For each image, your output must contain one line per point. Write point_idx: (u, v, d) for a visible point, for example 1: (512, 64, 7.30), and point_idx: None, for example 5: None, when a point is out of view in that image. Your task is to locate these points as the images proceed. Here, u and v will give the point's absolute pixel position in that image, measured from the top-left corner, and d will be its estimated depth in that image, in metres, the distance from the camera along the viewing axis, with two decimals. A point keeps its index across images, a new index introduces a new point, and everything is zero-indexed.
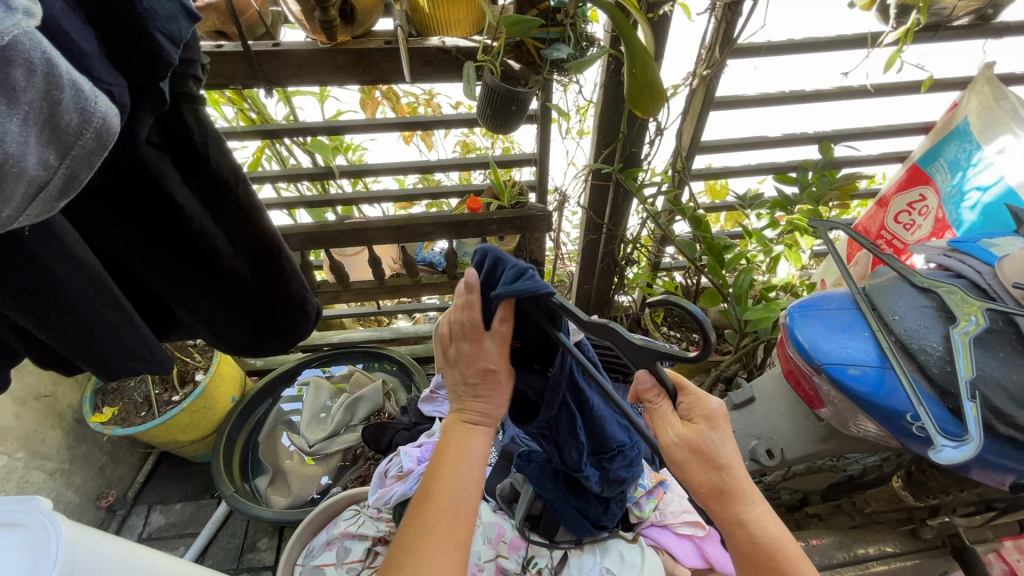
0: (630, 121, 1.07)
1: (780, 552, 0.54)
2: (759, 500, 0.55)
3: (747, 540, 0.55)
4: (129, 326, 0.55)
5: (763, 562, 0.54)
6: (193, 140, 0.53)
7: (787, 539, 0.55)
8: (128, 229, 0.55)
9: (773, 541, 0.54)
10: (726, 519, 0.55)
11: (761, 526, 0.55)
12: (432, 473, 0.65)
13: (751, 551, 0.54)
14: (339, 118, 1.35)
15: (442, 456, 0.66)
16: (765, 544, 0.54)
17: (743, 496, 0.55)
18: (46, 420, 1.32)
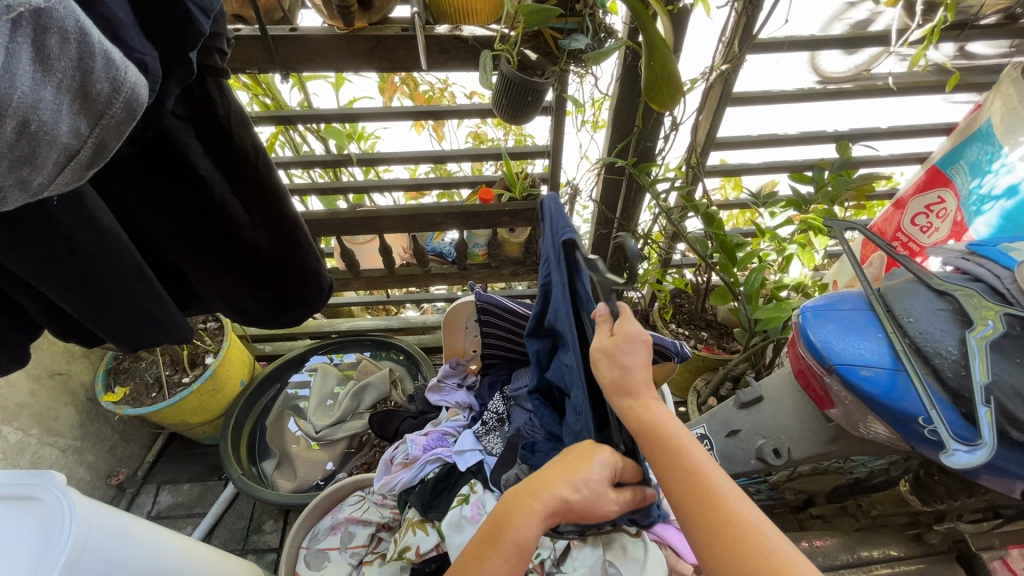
0: (645, 114, 1.05)
1: (666, 433, 0.54)
2: (649, 396, 0.57)
3: (635, 427, 0.55)
4: (150, 296, 0.56)
5: (657, 447, 0.54)
6: (215, 114, 0.53)
7: (673, 423, 0.55)
8: (150, 200, 0.55)
9: (656, 420, 0.54)
10: (624, 415, 0.56)
11: (647, 413, 0.55)
12: (480, 548, 0.57)
13: (639, 438, 0.55)
14: (354, 105, 1.35)
15: (491, 534, 0.58)
16: (654, 426, 0.54)
17: (635, 392, 0.57)
18: (60, 398, 1.35)
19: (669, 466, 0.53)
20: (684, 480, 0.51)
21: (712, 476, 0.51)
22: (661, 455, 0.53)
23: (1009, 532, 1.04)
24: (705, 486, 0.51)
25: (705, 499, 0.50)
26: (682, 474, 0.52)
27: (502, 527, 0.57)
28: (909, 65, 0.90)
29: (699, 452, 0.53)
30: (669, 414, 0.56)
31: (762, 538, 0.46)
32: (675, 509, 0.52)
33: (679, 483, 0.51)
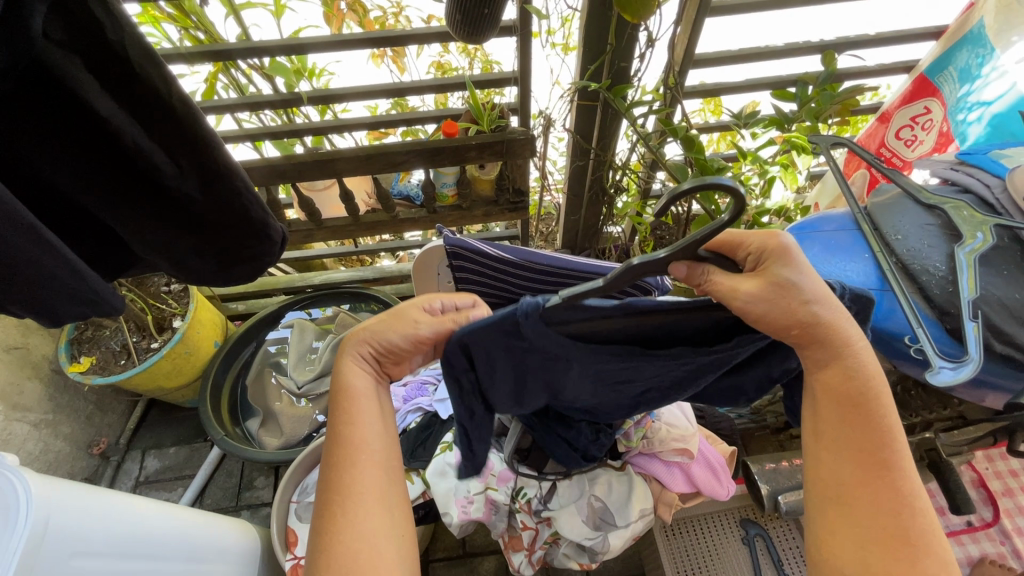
0: (618, 30, 0.96)
1: (873, 399, 0.47)
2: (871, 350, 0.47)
3: (840, 380, 0.46)
4: (64, 261, 0.48)
5: (849, 411, 0.47)
6: (107, 40, 0.45)
7: (882, 383, 0.47)
8: (51, 148, 0.48)
9: (872, 378, 0.47)
10: (821, 355, 0.46)
11: (856, 365, 0.46)
12: (338, 407, 0.53)
13: (840, 391, 0.47)
14: (299, 36, 1.21)
15: (343, 390, 0.53)
16: (864, 387, 0.47)
17: (853, 339, 0.46)
18: (22, 373, 1.29)
19: (852, 429, 0.47)
20: (869, 452, 0.46)
21: (902, 453, 0.46)
22: (854, 419, 0.47)
23: (977, 438, 1.08)
24: (892, 468, 0.46)
25: (887, 481, 0.46)
26: (873, 448, 0.46)
27: (355, 381, 0.53)
28: None
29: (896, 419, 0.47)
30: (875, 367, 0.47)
31: (918, 529, 0.45)
32: (829, 470, 0.48)
33: (857, 454, 0.46)
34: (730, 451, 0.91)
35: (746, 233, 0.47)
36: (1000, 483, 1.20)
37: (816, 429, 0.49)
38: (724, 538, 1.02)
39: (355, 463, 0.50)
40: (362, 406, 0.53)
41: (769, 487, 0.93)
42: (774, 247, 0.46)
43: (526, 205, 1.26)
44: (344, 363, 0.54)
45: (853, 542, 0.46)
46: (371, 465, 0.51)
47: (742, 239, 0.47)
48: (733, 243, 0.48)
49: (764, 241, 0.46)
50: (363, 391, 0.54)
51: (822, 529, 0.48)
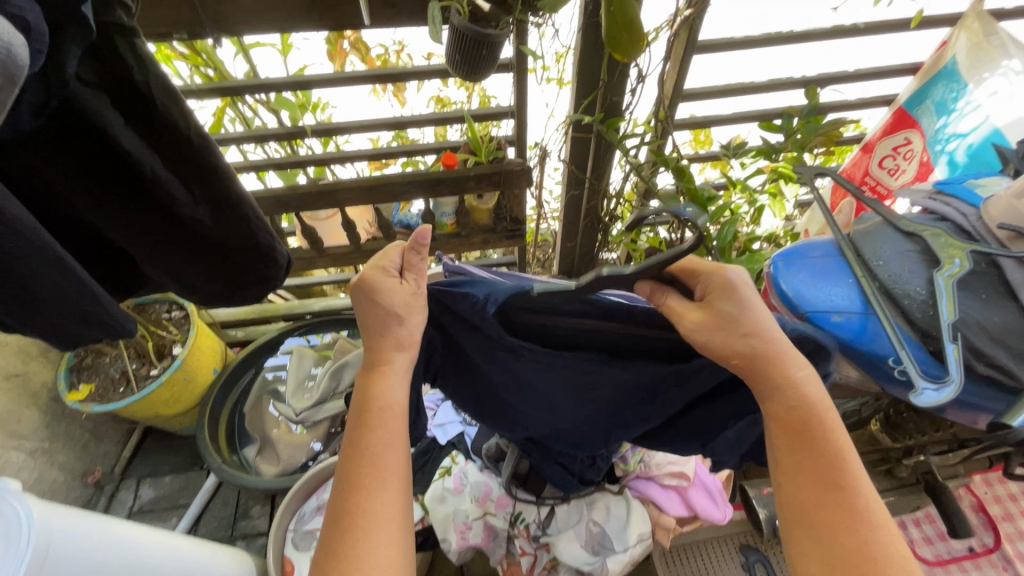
0: (609, 67, 1.01)
1: (818, 421, 0.49)
2: (813, 379, 0.50)
3: (783, 408, 0.49)
4: (78, 285, 0.50)
5: (795, 434, 0.49)
6: (133, 80, 0.48)
7: (827, 407, 0.49)
8: (72, 178, 0.50)
9: (815, 404, 0.49)
10: (764, 382, 0.49)
11: (799, 394, 0.49)
12: (364, 419, 0.53)
13: (784, 418, 0.49)
14: (305, 73, 1.26)
15: (375, 404, 0.53)
16: (807, 412, 0.49)
17: (791, 370, 0.49)
18: (20, 401, 1.29)
19: (803, 450, 0.49)
20: (820, 473, 0.48)
21: (857, 473, 0.48)
22: (802, 442, 0.49)
23: (973, 461, 1.09)
24: (844, 487, 0.47)
25: (844, 502, 0.46)
26: (823, 468, 0.48)
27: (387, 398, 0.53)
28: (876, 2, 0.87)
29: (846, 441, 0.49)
30: (820, 391, 0.50)
31: (884, 549, 0.44)
32: (788, 493, 0.49)
33: (813, 479, 0.48)
34: (726, 475, 0.92)
35: (701, 263, 0.52)
36: (999, 507, 1.19)
37: (774, 459, 0.51)
38: (723, 564, 1.02)
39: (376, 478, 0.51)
40: (390, 424, 0.53)
41: (767, 512, 0.94)
42: (729, 285, 0.51)
43: (522, 233, 1.30)
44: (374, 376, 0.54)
45: (816, 562, 0.46)
46: (386, 485, 0.51)
47: (696, 268, 0.52)
48: (692, 269, 0.52)
49: (714, 276, 0.51)
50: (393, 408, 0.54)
51: (792, 554, 0.48)
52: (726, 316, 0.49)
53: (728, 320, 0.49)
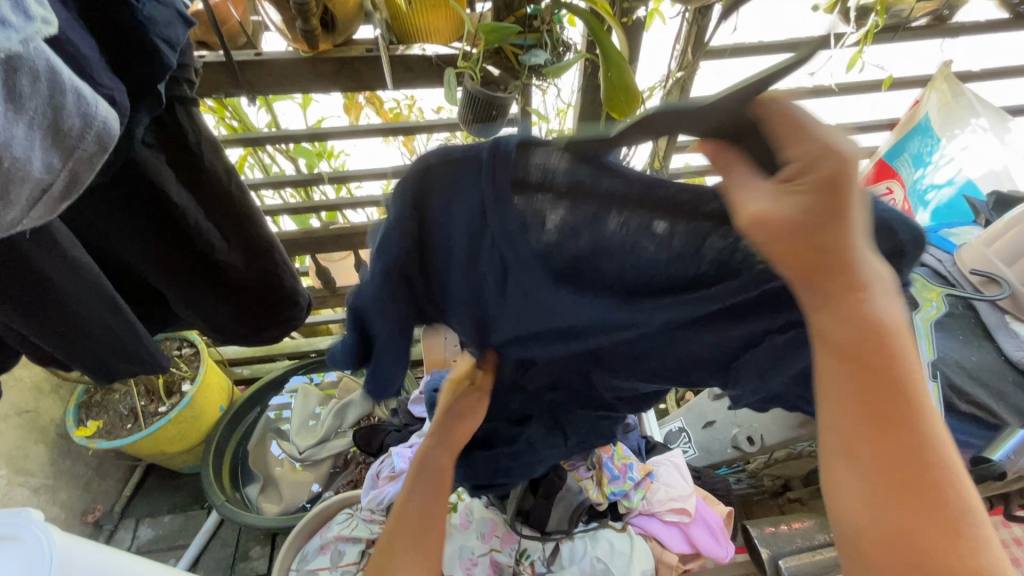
0: (607, 123, 1.09)
1: (885, 332, 0.36)
2: (886, 274, 0.35)
3: (842, 321, 0.35)
4: (126, 324, 0.55)
5: (853, 355, 0.36)
6: (188, 144, 0.54)
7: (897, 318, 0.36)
8: (127, 228, 0.56)
9: (887, 317, 0.35)
10: (819, 296, 0.35)
11: (863, 305, 0.35)
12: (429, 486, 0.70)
13: (841, 337, 0.36)
14: (323, 125, 1.35)
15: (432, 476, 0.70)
16: (871, 323, 0.35)
17: (865, 271, 0.34)
18: (29, 436, 1.30)
19: (860, 378, 0.36)
20: (878, 403, 0.36)
21: (923, 400, 0.36)
22: (865, 371, 0.36)
23: (972, 502, 1.10)
24: (911, 425, 0.36)
25: (906, 437, 0.36)
26: (885, 398, 0.36)
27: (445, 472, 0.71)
28: (849, 68, 0.95)
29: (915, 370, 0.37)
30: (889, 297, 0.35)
31: (944, 485, 0.35)
32: (830, 430, 0.38)
33: (878, 416, 0.36)
34: (727, 512, 0.94)
35: (813, 127, 0.31)
36: (1004, 552, 1.19)
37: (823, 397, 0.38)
38: None
39: (430, 532, 0.68)
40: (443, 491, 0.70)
41: (769, 551, 0.95)
42: (844, 180, 0.31)
43: None
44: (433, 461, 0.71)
45: (874, 521, 0.36)
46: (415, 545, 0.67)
47: (801, 134, 0.32)
48: (794, 129, 0.32)
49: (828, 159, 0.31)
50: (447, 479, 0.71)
51: (826, 491, 0.39)
52: (823, 217, 0.32)
53: (823, 220, 0.32)
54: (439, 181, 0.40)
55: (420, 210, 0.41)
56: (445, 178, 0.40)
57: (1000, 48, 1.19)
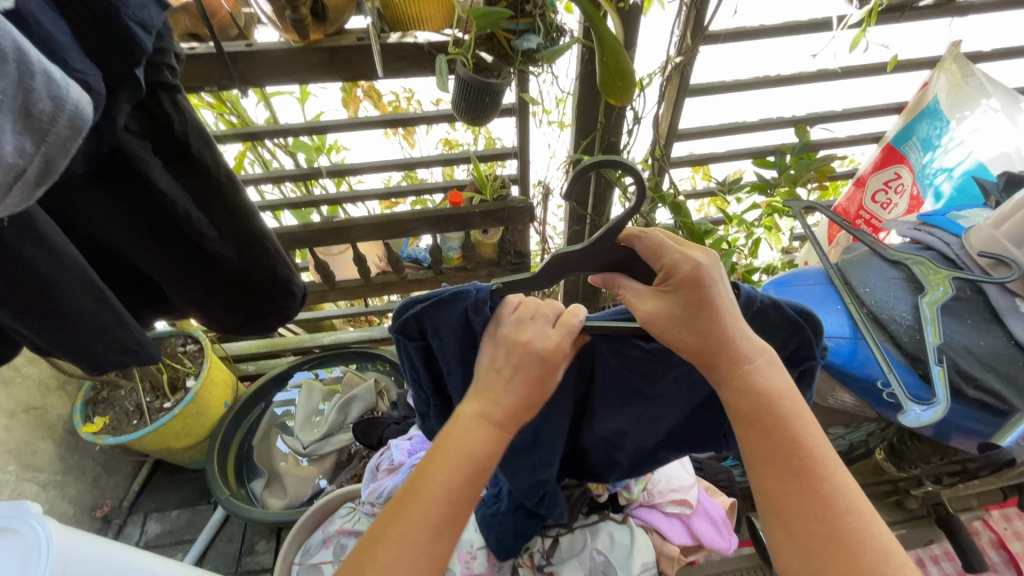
0: (607, 110, 1.07)
1: (778, 407, 0.46)
2: (770, 364, 0.47)
3: (741, 402, 0.46)
4: (113, 315, 0.55)
5: (753, 420, 0.46)
6: (173, 130, 0.54)
7: (785, 396, 0.46)
8: (115, 215, 0.55)
9: (772, 391, 0.46)
10: (719, 376, 0.46)
11: (750, 384, 0.46)
12: (452, 471, 0.46)
13: (744, 412, 0.46)
14: (321, 118, 1.34)
15: (466, 457, 0.47)
16: (765, 401, 0.46)
17: (746, 353, 0.46)
18: (37, 433, 1.32)
19: (768, 443, 0.45)
20: (783, 459, 0.45)
21: (821, 453, 0.45)
22: (767, 432, 0.45)
23: (985, 492, 1.08)
24: (813, 475, 0.44)
25: (810, 486, 0.43)
26: (786, 457, 0.45)
27: (489, 454, 0.47)
28: (852, 48, 0.92)
29: (810, 431, 0.46)
30: (779, 381, 0.47)
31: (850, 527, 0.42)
32: (756, 490, 0.46)
33: (787, 472, 0.44)
34: (730, 503, 0.92)
35: (667, 246, 0.48)
36: (1020, 544, 1.15)
37: (747, 460, 0.47)
38: None
39: (447, 539, 0.45)
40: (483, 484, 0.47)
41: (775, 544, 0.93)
42: (701, 278, 0.46)
43: (526, 265, 1.34)
44: (462, 426, 0.48)
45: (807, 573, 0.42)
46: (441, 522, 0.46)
47: (662, 251, 0.48)
48: (660, 249, 0.48)
49: (682, 265, 0.46)
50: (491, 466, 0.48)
51: (775, 552, 0.45)
52: (693, 310, 0.46)
53: (697, 311, 0.45)
54: (425, 318, 0.51)
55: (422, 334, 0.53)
56: (434, 316, 0.50)
57: (1011, 26, 1.16)
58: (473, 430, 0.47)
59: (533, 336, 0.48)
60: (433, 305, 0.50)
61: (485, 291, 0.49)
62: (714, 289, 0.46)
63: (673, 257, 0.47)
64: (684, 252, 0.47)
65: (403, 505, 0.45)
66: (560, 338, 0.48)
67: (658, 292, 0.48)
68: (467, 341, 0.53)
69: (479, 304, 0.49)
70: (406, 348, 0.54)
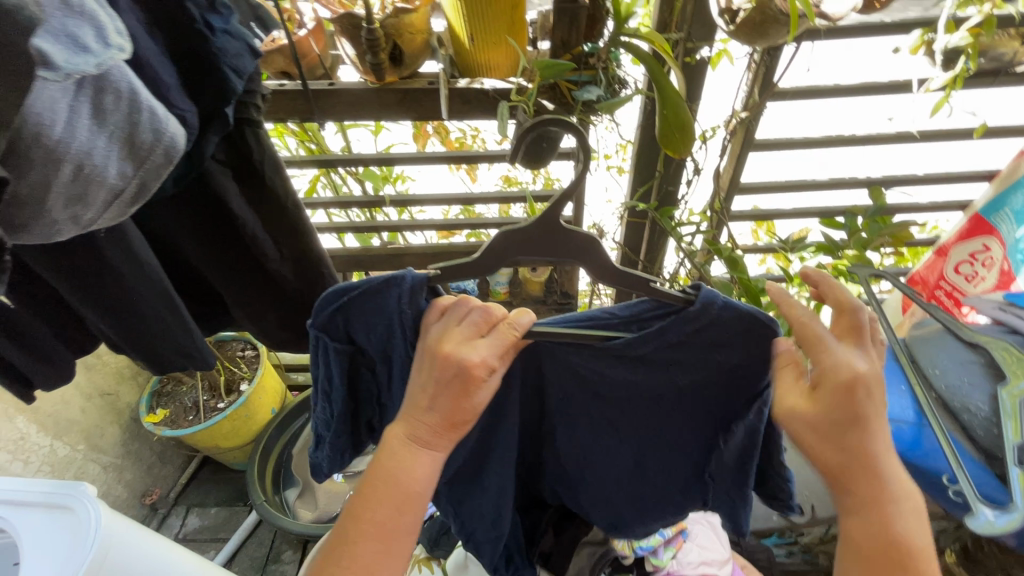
0: (666, 160, 1.07)
1: (910, 552, 0.40)
2: (904, 499, 0.41)
3: (860, 536, 0.41)
4: (179, 322, 0.60)
5: (871, 558, 0.41)
6: (252, 158, 0.59)
7: (919, 533, 0.41)
8: (193, 232, 0.61)
9: (897, 532, 0.40)
10: (850, 504, 0.42)
11: (879, 520, 0.41)
12: (379, 501, 0.45)
13: (867, 548, 0.41)
14: (391, 150, 1.43)
15: (396, 480, 0.45)
16: (891, 544, 0.40)
17: (889, 482, 0.41)
18: (107, 417, 1.43)
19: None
20: None
21: None
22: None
23: None
24: None
25: None
26: None
27: (420, 483, 0.46)
28: (933, 113, 0.88)
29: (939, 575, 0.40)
30: (917, 522, 0.41)
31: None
32: None
33: None
34: None
35: (831, 345, 0.42)
36: None
37: None
38: None
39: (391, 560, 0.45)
40: (412, 515, 0.46)
41: None
42: (861, 389, 0.40)
43: (573, 306, 1.33)
44: (391, 450, 0.46)
45: None
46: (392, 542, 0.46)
47: (823, 348, 0.42)
48: (817, 345, 0.42)
49: (834, 364, 0.41)
50: (420, 497, 0.47)
51: None
52: (845, 424, 0.41)
53: (847, 427, 0.41)
54: (353, 312, 0.48)
55: (346, 333, 0.50)
56: (358, 308, 0.48)
57: None
58: (402, 456, 0.46)
59: (454, 344, 0.45)
60: (361, 295, 0.47)
61: (421, 277, 0.46)
62: (874, 401, 0.41)
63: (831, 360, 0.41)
64: (847, 355, 0.42)
65: (338, 547, 0.44)
66: (489, 352, 0.45)
67: (809, 388, 0.43)
68: (387, 341, 0.51)
69: (413, 294, 0.46)
70: (320, 346, 0.50)
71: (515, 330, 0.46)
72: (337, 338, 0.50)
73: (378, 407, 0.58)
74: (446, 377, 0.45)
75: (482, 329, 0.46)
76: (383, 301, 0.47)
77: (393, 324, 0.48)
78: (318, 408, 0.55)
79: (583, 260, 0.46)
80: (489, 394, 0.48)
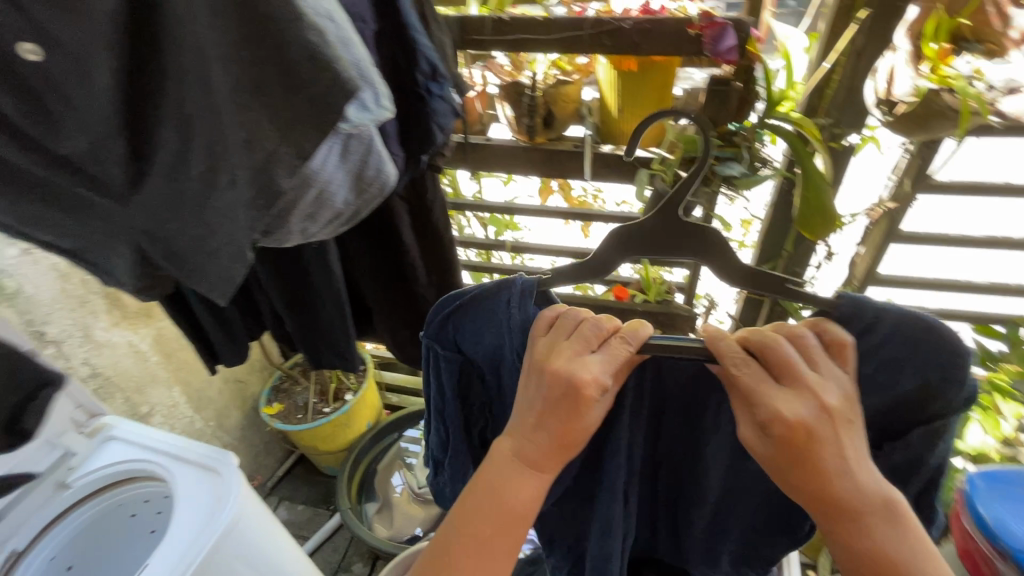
0: (797, 240, 1.05)
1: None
2: (891, 516, 0.37)
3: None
4: (343, 326, 0.69)
5: None
6: (426, 197, 0.69)
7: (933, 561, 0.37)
8: (367, 252, 0.72)
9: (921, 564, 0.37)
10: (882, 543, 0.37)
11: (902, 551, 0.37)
12: (477, 521, 0.44)
13: None
14: (517, 201, 1.54)
15: (499, 498, 0.44)
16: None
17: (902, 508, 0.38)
18: (235, 402, 1.62)
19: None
20: None
21: None
22: None
23: None
24: None
25: None
26: None
27: (521, 507, 0.44)
28: None
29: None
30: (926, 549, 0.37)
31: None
32: None
33: None
34: None
35: (801, 361, 0.39)
36: None
37: None
38: None
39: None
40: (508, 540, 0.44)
41: None
42: (797, 419, 0.37)
43: None
44: (499, 471, 0.45)
45: None
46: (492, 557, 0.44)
47: (796, 366, 0.39)
48: (791, 371, 0.39)
49: (803, 380, 0.39)
50: (519, 523, 0.45)
51: None
52: (798, 458, 0.38)
53: (793, 465, 0.38)
54: (463, 318, 0.50)
55: (456, 342, 0.52)
56: (468, 316, 0.50)
57: None
58: (504, 475, 0.44)
59: (565, 362, 0.42)
60: (472, 303, 0.49)
61: (531, 280, 0.47)
62: (835, 423, 0.38)
63: (747, 377, 0.39)
64: (807, 372, 0.39)
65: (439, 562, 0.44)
66: (603, 367, 0.42)
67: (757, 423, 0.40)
68: (497, 352, 0.51)
69: (522, 299, 0.47)
70: (432, 355, 0.52)
71: (630, 344, 0.43)
72: (446, 346, 0.51)
73: (487, 423, 0.58)
74: (553, 388, 0.42)
75: (594, 343, 0.44)
76: (492, 304, 0.48)
77: (500, 328, 0.49)
78: (437, 427, 0.56)
79: (695, 250, 0.46)
80: (599, 415, 0.45)
